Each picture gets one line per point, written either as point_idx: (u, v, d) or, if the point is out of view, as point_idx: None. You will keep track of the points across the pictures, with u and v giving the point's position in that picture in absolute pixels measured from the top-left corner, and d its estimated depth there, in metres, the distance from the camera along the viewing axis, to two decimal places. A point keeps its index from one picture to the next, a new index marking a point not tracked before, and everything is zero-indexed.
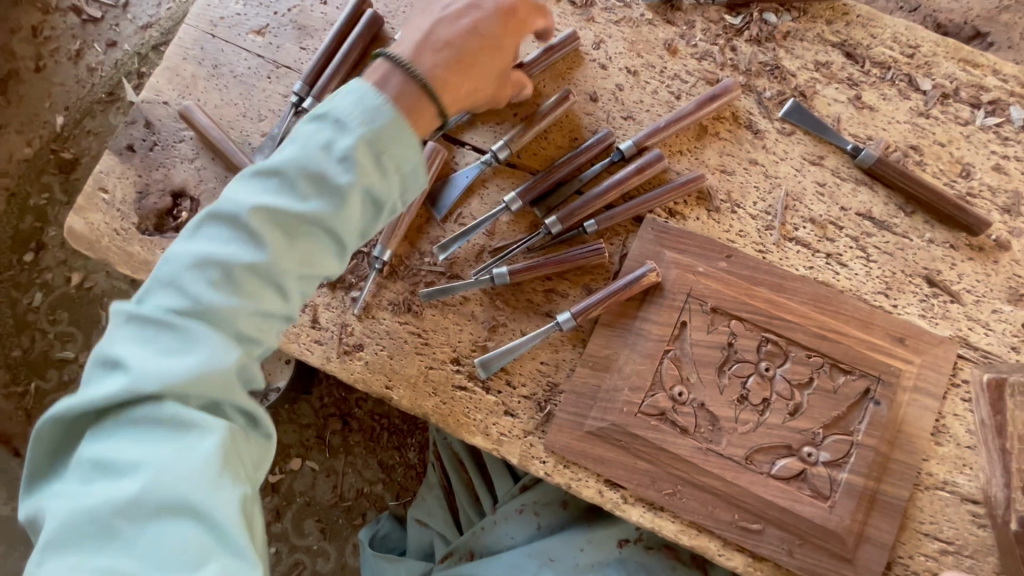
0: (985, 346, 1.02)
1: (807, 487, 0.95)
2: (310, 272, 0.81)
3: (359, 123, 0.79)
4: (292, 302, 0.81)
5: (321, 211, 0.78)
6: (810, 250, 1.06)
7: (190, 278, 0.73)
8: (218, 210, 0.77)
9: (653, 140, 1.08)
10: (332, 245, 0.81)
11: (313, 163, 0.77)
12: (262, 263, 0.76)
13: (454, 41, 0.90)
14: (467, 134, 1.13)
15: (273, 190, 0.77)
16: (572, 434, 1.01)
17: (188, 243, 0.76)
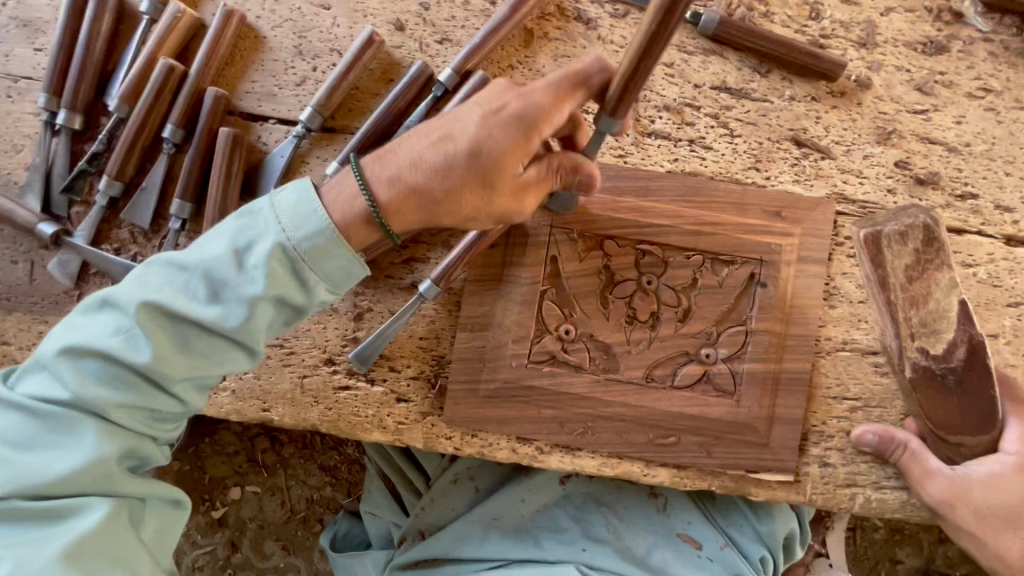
0: (863, 196, 0.97)
1: (712, 388, 0.93)
2: (204, 376, 0.78)
3: (278, 229, 0.73)
4: (192, 401, 0.81)
5: (220, 321, 0.74)
6: (672, 140, 0.97)
7: (90, 368, 0.74)
8: (118, 297, 0.74)
9: (474, 60, 0.93)
10: (236, 351, 0.78)
11: (228, 269, 0.73)
12: (143, 364, 0.73)
13: (431, 167, 0.75)
14: (267, 106, 0.96)
15: (179, 292, 0.73)
16: (469, 402, 0.94)
17: (88, 322, 0.75)
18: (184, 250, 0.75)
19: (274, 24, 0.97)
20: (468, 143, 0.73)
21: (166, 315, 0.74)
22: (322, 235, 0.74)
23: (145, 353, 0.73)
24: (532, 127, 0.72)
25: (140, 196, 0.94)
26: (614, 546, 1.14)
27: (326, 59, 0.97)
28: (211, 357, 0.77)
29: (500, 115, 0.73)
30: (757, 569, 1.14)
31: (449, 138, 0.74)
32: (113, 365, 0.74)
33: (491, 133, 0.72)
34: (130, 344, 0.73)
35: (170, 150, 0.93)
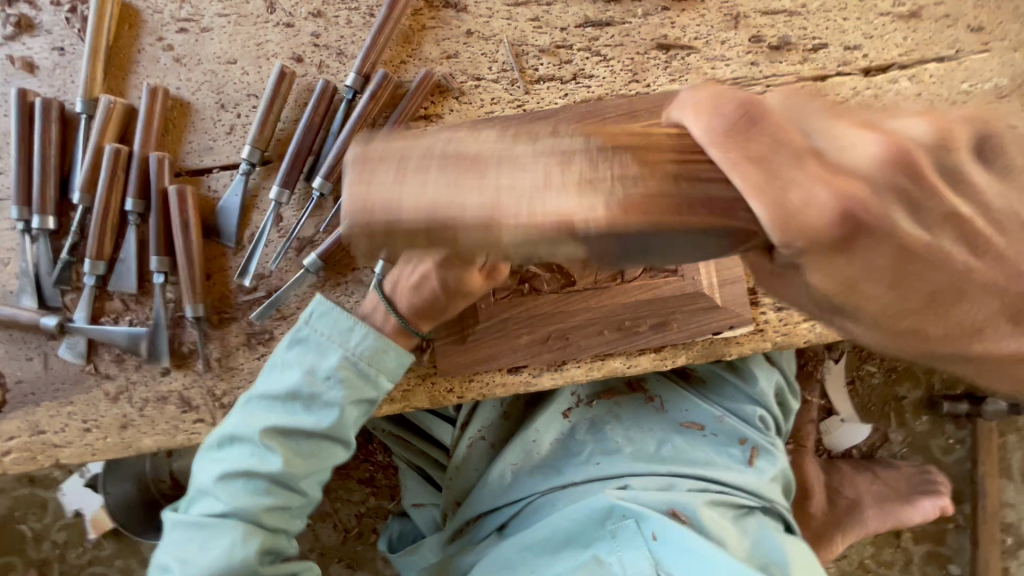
0: (732, 75, 1.11)
1: (657, 273, 1.05)
2: (316, 471, 0.99)
3: (333, 347, 0.97)
4: (310, 491, 1.01)
5: (318, 424, 0.96)
6: (557, 80, 1.11)
7: (234, 483, 0.94)
8: (237, 430, 0.95)
9: (371, 62, 1.06)
10: (335, 443, 1.01)
11: (310, 387, 0.96)
12: (272, 472, 0.94)
13: (427, 295, 0.96)
14: (208, 158, 1.09)
15: (283, 412, 0.96)
16: (456, 351, 1.05)
17: (223, 450, 0.96)
18: (267, 384, 0.97)
19: (193, 89, 1.10)
20: (432, 277, 0.92)
21: (279, 433, 0.95)
22: (371, 339, 0.99)
23: (274, 463, 0.94)
24: (466, 257, 0.86)
25: (122, 266, 1.06)
26: (625, 453, 1.24)
27: (246, 105, 1.10)
28: (319, 455, 0.99)
29: (432, 250, 0.87)
30: (760, 429, 1.28)
31: (416, 273, 0.93)
32: (255, 480, 0.94)
33: (436, 266, 0.89)
34: (261, 462, 0.94)
35: (136, 220, 1.05)
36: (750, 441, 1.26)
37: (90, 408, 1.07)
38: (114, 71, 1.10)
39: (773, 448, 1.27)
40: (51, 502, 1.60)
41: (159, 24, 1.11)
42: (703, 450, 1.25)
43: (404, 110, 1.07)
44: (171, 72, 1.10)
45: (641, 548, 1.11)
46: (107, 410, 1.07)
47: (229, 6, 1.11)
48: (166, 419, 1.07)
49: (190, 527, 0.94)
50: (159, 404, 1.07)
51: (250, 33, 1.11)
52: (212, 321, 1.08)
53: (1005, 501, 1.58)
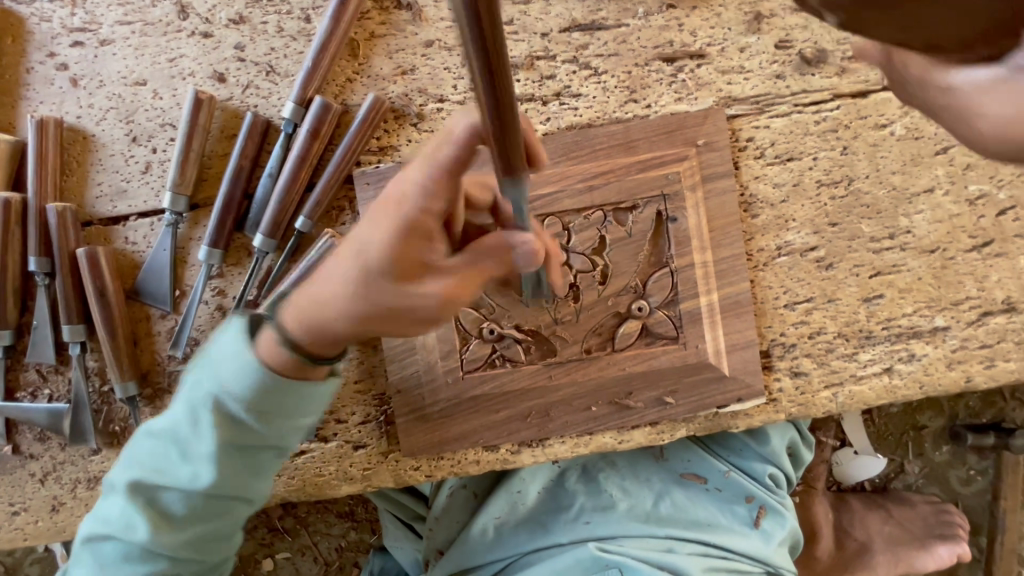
0: (752, 92, 0.90)
1: (655, 340, 0.89)
2: (204, 537, 0.75)
3: (210, 379, 0.70)
4: (205, 559, 0.77)
5: (192, 482, 0.72)
6: (537, 100, 0.90)
7: (107, 547, 0.75)
8: (115, 477, 0.76)
9: (312, 86, 0.87)
10: (228, 502, 0.75)
11: (186, 431, 0.71)
12: (137, 540, 0.72)
13: (325, 305, 0.65)
14: (122, 203, 0.92)
15: (158, 460, 0.73)
16: (421, 430, 0.91)
17: (103, 503, 0.77)
18: (158, 419, 0.76)
19: (97, 118, 0.91)
20: (360, 253, 0.63)
21: (150, 489, 0.73)
22: (248, 369, 0.67)
23: (140, 530, 0.72)
24: (416, 214, 0.62)
25: (35, 334, 0.92)
26: (619, 510, 1.13)
27: (161, 137, 0.91)
28: (205, 517, 0.74)
29: (382, 210, 0.63)
30: (769, 487, 1.15)
31: (343, 248, 0.66)
32: (124, 547, 0.74)
33: (376, 231, 0.63)
34: (127, 524, 0.73)
35: (44, 281, 0.89)
36: (757, 499, 1.14)
37: (15, 490, 0.96)
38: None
39: (783, 509, 1.15)
40: None
41: (49, 36, 0.91)
42: (705, 508, 1.14)
43: (350, 143, 0.88)
44: (69, 98, 0.91)
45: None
46: (34, 491, 0.96)
47: (132, 12, 0.90)
48: (100, 502, 0.95)
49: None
50: (91, 485, 0.95)
51: (159, 46, 0.90)
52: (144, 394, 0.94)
53: None
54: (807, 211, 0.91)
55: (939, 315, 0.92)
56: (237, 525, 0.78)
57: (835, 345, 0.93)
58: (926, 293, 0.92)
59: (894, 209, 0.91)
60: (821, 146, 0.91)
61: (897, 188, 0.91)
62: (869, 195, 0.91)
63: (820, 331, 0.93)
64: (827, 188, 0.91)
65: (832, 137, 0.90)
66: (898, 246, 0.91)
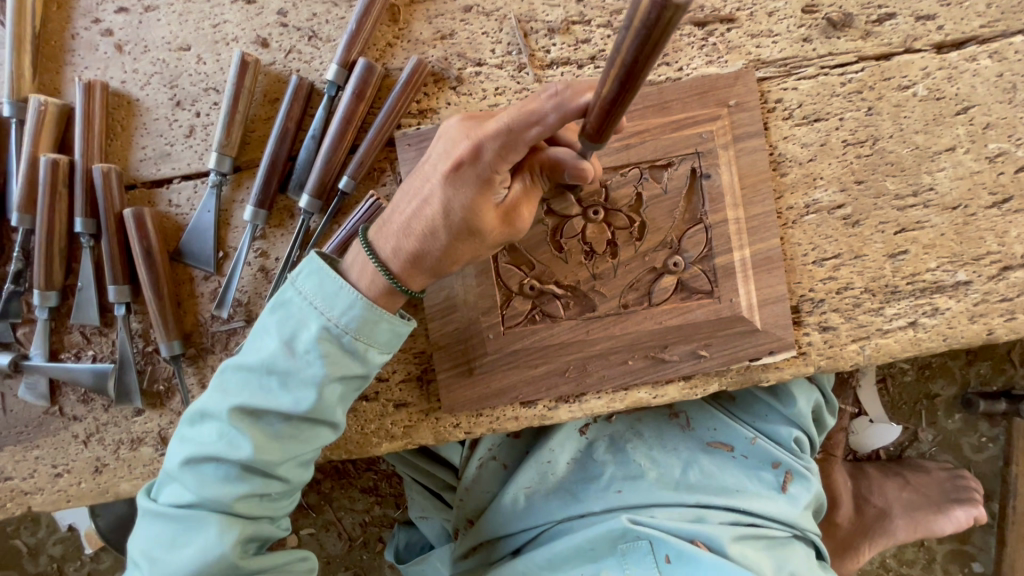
0: (780, 55, 0.93)
1: (690, 295, 0.91)
2: (298, 457, 0.82)
3: (315, 313, 0.79)
4: (292, 479, 0.84)
5: (294, 406, 0.79)
6: (572, 63, 0.93)
7: (204, 469, 0.80)
8: (207, 407, 0.80)
9: (355, 49, 0.89)
10: (319, 427, 0.83)
11: (285, 360, 0.78)
12: (241, 459, 0.78)
13: (420, 247, 0.77)
14: (166, 167, 0.94)
15: (255, 389, 0.79)
16: (463, 385, 0.93)
17: (190, 432, 0.82)
18: (245, 353, 0.81)
19: (141, 83, 0.93)
20: (444, 209, 0.74)
21: (250, 413, 0.79)
22: (356, 306, 0.78)
23: (244, 449, 0.78)
24: (485, 173, 0.70)
25: (80, 296, 0.93)
26: (649, 478, 1.14)
27: (205, 101, 0.93)
28: (299, 438, 0.82)
29: (456, 171, 0.71)
30: (795, 452, 1.17)
31: (426, 202, 0.75)
32: (225, 466, 0.80)
33: (453, 191, 0.72)
34: (228, 445, 0.79)
35: (89, 242, 0.91)
36: (784, 465, 1.16)
37: (58, 451, 0.97)
38: (45, 62, 0.93)
39: (808, 473, 1.17)
40: (43, 516, 1.53)
41: (94, 3, 0.93)
42: (732, 475, 1.16)
43: (393, 105, 0.90)
44: (114, 63, 0.93)
45: (652, 569, 1.05)
46: (77, 452, 0.97)
47: None
48: (143, 462, 0.97)
49: (160, 515, 0.82)
50: (134, 446, 0.96)
51: (203, 11, 0.92)
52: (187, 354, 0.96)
53: None
54: (834, 169, 0.94)
55: (962, 269, 0.96)
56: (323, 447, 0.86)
57: (862, 299, 0.96)
58: (948, 249, 0.95)
59: (917, 167, 0.94)
60: (847, 106, 0.94)
61: (920, 147, 0.94)
62: (893, 154, 0.94)
63: (847, 286, 0.96)
64: (853, 147, 0.94)
65: (858, 98, 0.94)
66: (921, 203, 0.95)
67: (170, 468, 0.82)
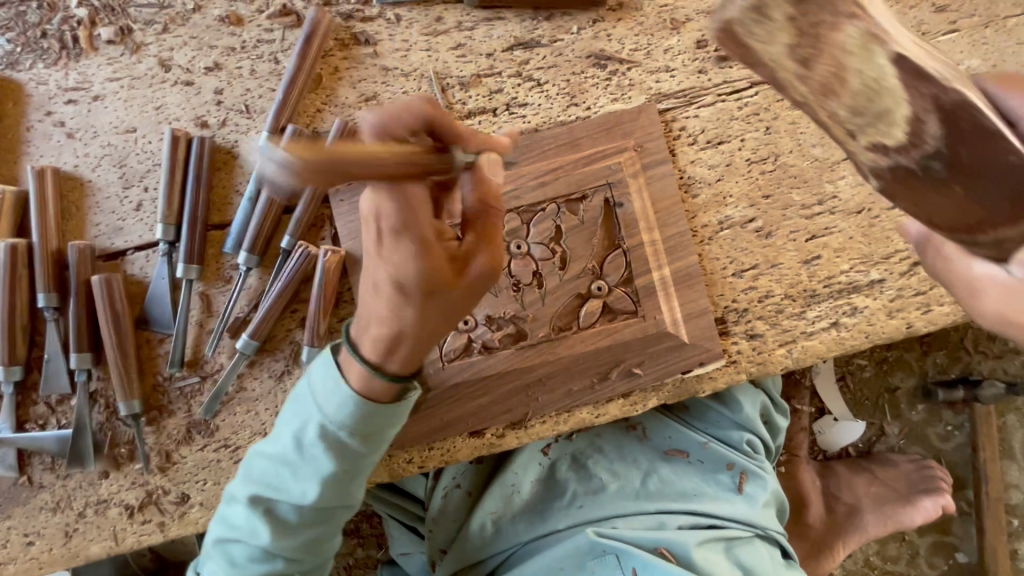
0: (679, 87, 1.01)
1: (617, 316, 0.96)
2: (315, 538, 0.85)
3: (317, 409, 0.79)
4: (314, 558, 0.87)
5: (306, 496, 0.81)
6: (488, 112, 1.01)
7: (234, 551, 0.84)
8: (235, 494, 0.84)
9: (285, 117, 0.97)
10: (332, 512, 0.85)
11: (294, 452, 0.80)
12: (262, 543, 0.82)
13: (388, 329, 0.72)
14: (119, 240, 1.00)
15: (272, 478, 0.82)
16: (411, 421, 0.97)
17: (223, 514, 0.86)
18: (265, 443, 0.84)
19: (93, 166, 1.01)
20: (395, 282, 0.68)
21: (269, 501, 0.82)
22: (349, 401, 0.77)
23: (264, 535, 0.81)
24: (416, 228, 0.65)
25: (47, 367, 0.98)
26: (609, 491, 1.18)
27: (153, 176, 1.00)
28: (315, 523, 0.84)
29: (391, 243, 0.66)
30: (748, 452, 1.21)
31: (376, 288, 0.70)
32: (249, 548, 0.83)
33: (402, 260, 0.66)
34: (250, 530, 0.82)
35: (52, 315, 0.97)
36: (738, 465, 1.20)
37: (30, 520, 1.00)
38: (4, 154, 1.00)
39: (762, 472, 1.20)
40: None
41: (46, 97, 1.01)
42: (690, 479, 1.19)
43: None
44: (67, 149, 1.01)
45: None
46: (48, 520, 1.00)
47: (120, 69, 1.01)
48: (111, 524, 1.00)
49: None
50: (102, 507, 1.00)
51: (146, 96, 1.01)
52: (147, 415, 1.00)
53: (1009, 483, 1.53)
54: (741, 186, 1.01)
55: (874, 269, 1.01)
56: (342, 526, 0.88)
57: (783, 305, 1.01)
58: (859, 250, 1.01)
59: (818, 177, 1.01)
60: (746, 128, 1.01)
61: (818, 159, 1.01)
62: (794, 168, 1.01)
63: (768, 294, 1.01)
64: (757, 164, 1.01)
65: (755, 119, 1.01)
66: (827, 210, 1.01)
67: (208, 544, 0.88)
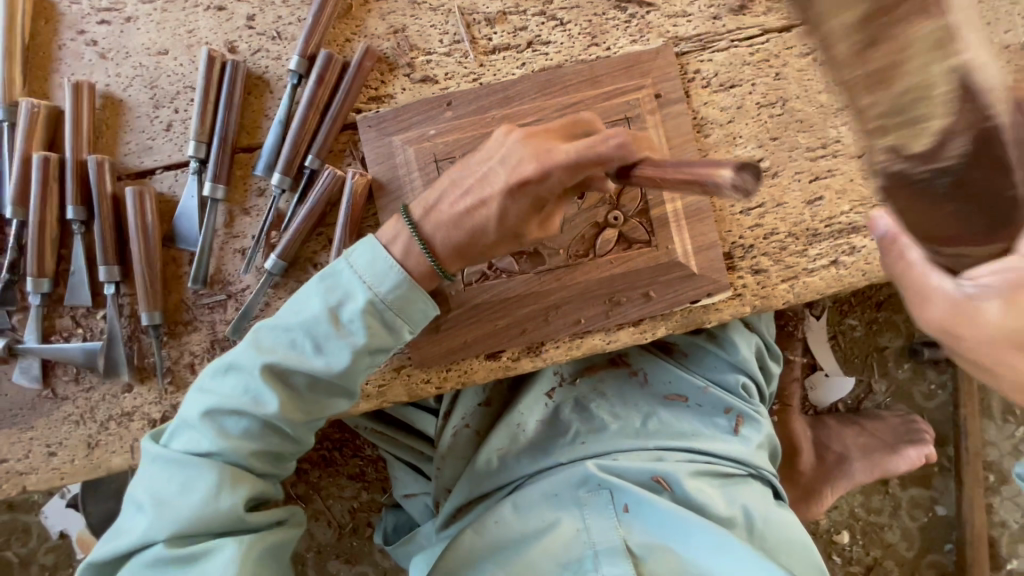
0: (695, 32, 1.06)
1: (630, 245, 1.01)
2: (314, 417, 0.94)
3: (360, 286, 0.88)
4: (301, 436, 0.95)
5: (326, 371, 0.89)
6: (512, 48, 1.05)
7: (228, 420, 0.89)
8: (240, 365, 0.88)
9: (315, 42, 1.00)
10: (337, 393, 0.94)
11: (324, 327, 0.88)
12: (270, 412, 0.88)
13: (458, 230, 0.86)
14: (149, 159, 1.03)
15: (292, 351, 0.89)
16: (431, 342, 1.02)
17: (217, 385, 0.90)
18: (282, 316, 0.90)
19: (125, 86, 1.03)
20: (500, 220, 0.83)
21: (281, 372, 0.89)
22: (398, 285, 0.89)
23: (272, 404, 0.88)
24: (543, 194, 0.80)
25: (72, 280, 1.00)
26: (610, 430, 1.23)
27: (183, 98, 1.03)
28: (319, 401, 0.93)
29: (521, 188, 0.79)
30: (745, 397, 1.27)
31: (478, 204, 0.83)
32: (248, 419, 0.89)
33: (514, 203, 0.81)
34: (257, 399, 0.88)
35: (80, 228, 0.99)
36: (736, 409, 1.26)
37: (52, 431, 1.02)
38: (34, 71, 1.02)
39: (757, 416, 1.26)
40: (34, 525, 1.55)
41: (79, 16, 1.03)
42: (688, 422, 1.25)
43: (350, 89, 1.00)
44: (98, 69, 1.03)
45: (612, 518, 1.15)
46: (70, 431, 1.02)
47: None
48: (133, 436, 1.03)
49: (171, 461, 0.89)
50: (125, 420, 1.03)
51: (178, 19, 1.03)
52: (169, 328, 1.03)
53: (987, 441, 1.61)
54: (751, 129, 1.06)
55: (873, 210, 1.07)
56: (334, 413, 0.97)
57: (787, 243, 1.07)
58: (859, 193, 1.07)
59: (824, 122, 1.06)
60: (757, 73, 1.06)
61: (824, 105, 1.07)
62: (801, 112, 1.06)
63: (773, 232, 1.07)
64: (766, 108, 1.06)
65: (766, 65, 1.06)
66: (831, 153, 1.07)
67: (187, 414, 0.90)
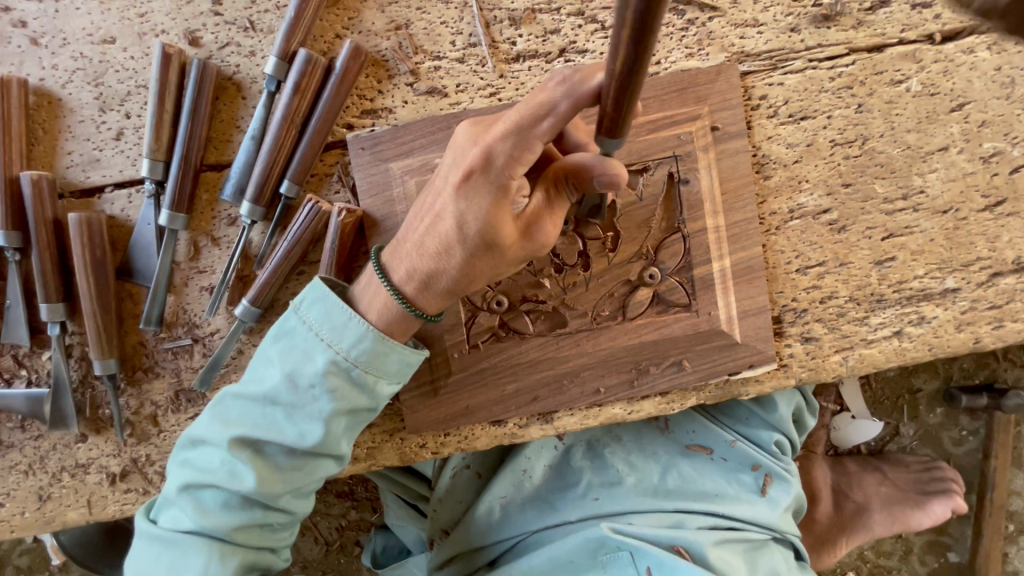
0: (766, 47, 0.86)
1: (667, 308, 0.86)
2: (301, 488, 0.78)
3: (321, 344, 0.73)
4: (296, 509, 0.80)
5: (300, 441, 0.74)
6: (540, 56, 0.85)
7: (208, 497, 0.76)
8: (210, 438, 0.75)
9: (297, 40, 0.80)
10: (324, 460, 0.78)
11: (290, 391, 0.73)
12: (246, 490, 0.74)
13: (435, 278, 0.71)
14: (96, 174, 0.85)
15: (261, 420, 0.74)
16: (428, 406, 0.88)
17: (193, 458, 0.77)
18: (248, 380, 0.76)
19: (63, 81, 0.84)
20: (458, 223, 0.66)
21: (253, 445, 0.75)
22: (364, 338, 0.73)
23: (247, 481, 0.74)
24: (500, 180, 0.62)
25: (7, 315, 0.86)
26: (627, 485, 1.12)
27: (135, 100, 0.84)
28: (304, 471, 0.77)
29: (466, 179, 0.64)
30: (775, 454, 1.16)
31: (436, 218, 0.68)
32: (225, 492, 0.75)
33: (468, 203, 0.64)
34: (229, 476, 0.74)
35: (15, 257, 0.83)
36: (763, 467, 1.14)
37: None
38: None
39: (788, 475, 1.15)
40: None
41: None
42: (712, 479, 1.13)
43: (338, 100, 0.81)
44: (30, 58, 0.84)
45: None
46: (18, 482, 0.91)
47: None
48: (90, 490, 0.91)
49: (155, 539, 0.78)
50: (79, 473, 0.91)
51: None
52: (128, 375, 0.89)
53: (1013, 491, 1.52)
54: (820, 171, 0.89)
55: (951, 276, 0.91)
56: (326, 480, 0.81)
57: (846, 308, 0.92)
58: (937, 255, 0.91)
59: (907, 168, 0.89)
60: (836, 103, 0.87)
61: (911, 146, 0.88)
62: (883, 154, 0.88)
63: (832, 295, 0.91)
64: (841, 147, 0.88)
65: (847, 94, 0.87)
66: (911, 206, 0.90)
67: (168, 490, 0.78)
